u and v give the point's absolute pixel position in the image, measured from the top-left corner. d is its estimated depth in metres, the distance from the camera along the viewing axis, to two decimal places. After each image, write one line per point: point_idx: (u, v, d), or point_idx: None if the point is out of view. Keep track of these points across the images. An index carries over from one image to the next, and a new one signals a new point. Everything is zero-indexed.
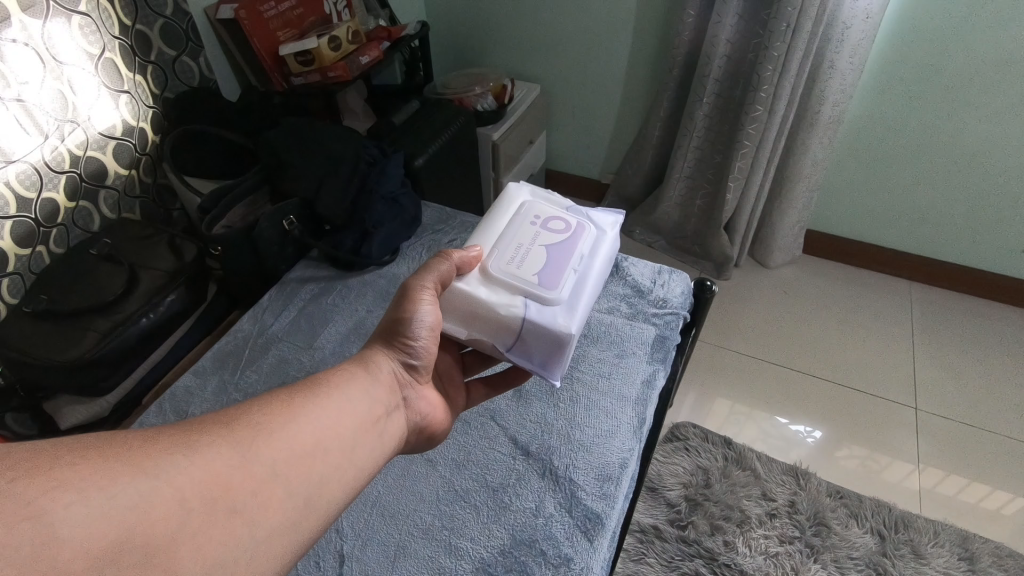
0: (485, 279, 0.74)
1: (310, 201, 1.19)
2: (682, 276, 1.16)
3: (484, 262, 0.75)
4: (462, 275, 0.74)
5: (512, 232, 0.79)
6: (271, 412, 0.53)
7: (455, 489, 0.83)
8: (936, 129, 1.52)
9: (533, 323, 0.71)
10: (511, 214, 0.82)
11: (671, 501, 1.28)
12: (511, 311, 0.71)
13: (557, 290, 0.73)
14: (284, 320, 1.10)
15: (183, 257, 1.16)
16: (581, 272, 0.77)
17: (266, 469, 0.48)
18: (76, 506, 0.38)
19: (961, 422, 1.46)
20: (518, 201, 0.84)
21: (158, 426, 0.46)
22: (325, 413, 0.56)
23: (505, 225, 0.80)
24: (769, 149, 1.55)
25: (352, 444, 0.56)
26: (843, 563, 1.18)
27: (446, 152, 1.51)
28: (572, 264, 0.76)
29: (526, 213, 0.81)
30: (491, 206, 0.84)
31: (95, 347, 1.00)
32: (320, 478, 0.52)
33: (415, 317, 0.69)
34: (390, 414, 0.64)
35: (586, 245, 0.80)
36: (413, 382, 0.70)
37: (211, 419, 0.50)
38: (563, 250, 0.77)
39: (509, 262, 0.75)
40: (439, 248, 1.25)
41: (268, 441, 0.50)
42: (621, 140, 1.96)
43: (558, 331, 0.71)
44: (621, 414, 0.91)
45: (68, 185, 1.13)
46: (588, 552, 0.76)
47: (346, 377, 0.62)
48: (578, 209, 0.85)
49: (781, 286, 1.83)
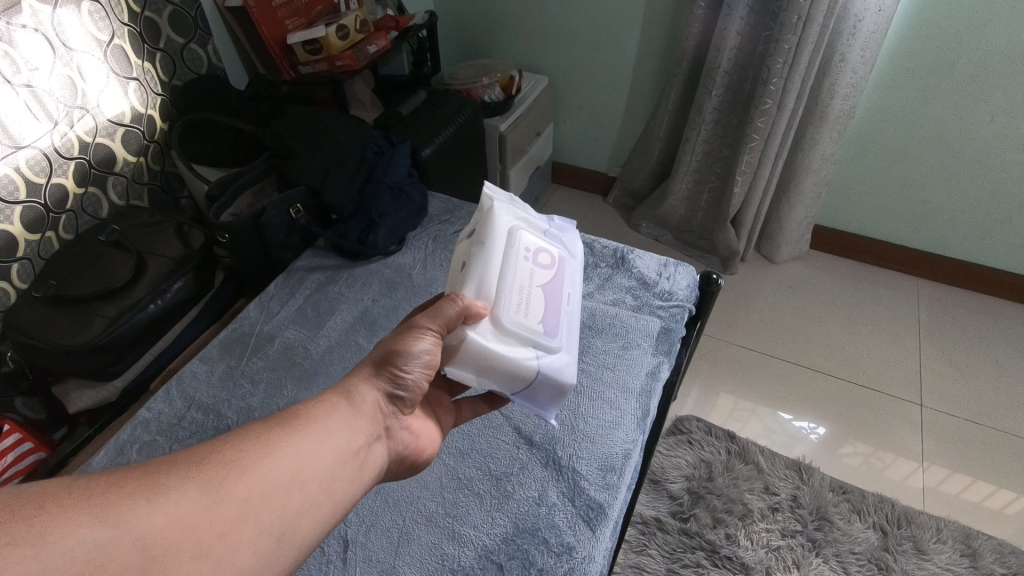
0: (497, 331, 0.70)
1: (317, 190, 1.20)
2: (689, 268, 1.17)
3: (495, 312, 0.71)
4: (475, 324, 0.68)
5: (513, 272, 0.75)
6: (243, 449, 0.51)
7: (458, 478, 0.83)
8: (947, 125, 1.51)
9: (546, 375, 0.72)
10: (504, 243, 0.76)
11: (674, 494, 1.29)
12: (526, 364, 0.70)
13: (557, 339, 0.75)
14: (291, 308, 1.11)
15: (191, 244, 1.16)
16: (569, 312, 0.80)
17: (236, 511, 0.47)
18: (31, 562, 0.36)
19: (967, 420, 1.45)
20: (503, 224, 0.78)
21: (123, 468, 0.45)
22: (302, 448, 0.55)
23: (504, 260, 0.75)
24: (778, 142, 1.54)
25: (329, 480, 0.55)
26: (844, 558, 1.18)
27: (454, 142, 1.50)
28: (564, 306, 0.79)
29: (518, 244, 0.78)
30: (477, 232, 0.76)
31: (104, 332, 1.01)
32: (297, 514, 0.51)
33: (414, 353, 0.65)
34: (373, 444, 0.62)
35: (569, 280, 0.83)
36: (401, 410, 0.68)
37: (180, 458, 0.48)
38: (557, 291, 0.79)
39: (519, 312, 0.72)
40: (445, 238, 1.24)
41: (238, 481, 0.49)
42: (628, 133, 1.95)
43: (563, 381, 0.74)
44: (625, 405, 0.92)
45: (78, 171, 1.14)
46: (590, 541, 0.77)
47: (328, 406, 0.61)
48: (550, 234, 0.87)
49: (788, 281, 1.82)
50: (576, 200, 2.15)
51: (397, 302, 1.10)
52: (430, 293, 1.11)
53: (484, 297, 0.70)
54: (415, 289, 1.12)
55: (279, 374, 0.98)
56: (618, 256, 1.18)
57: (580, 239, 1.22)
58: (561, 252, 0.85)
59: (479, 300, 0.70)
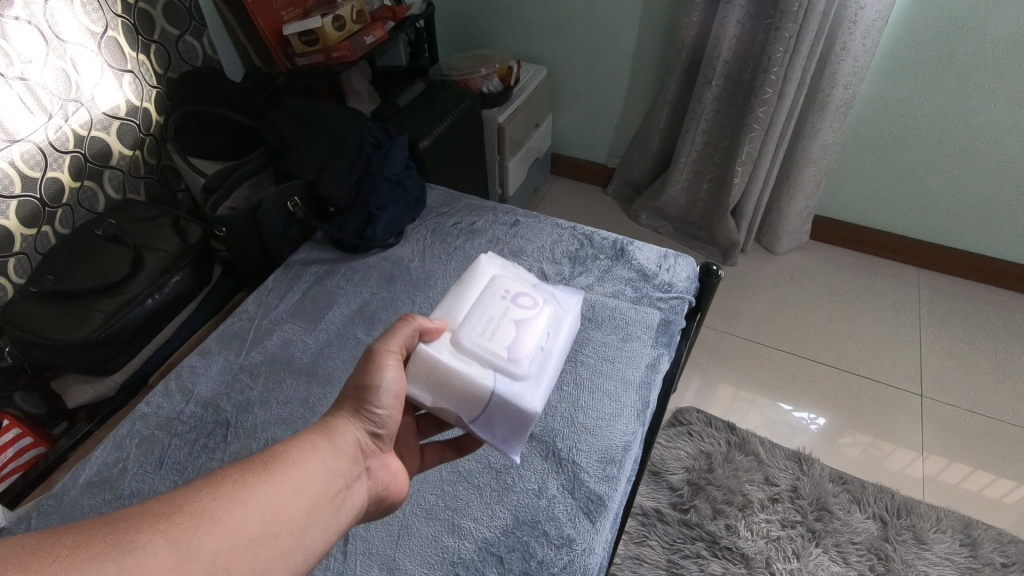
0: (455, 348, 0.74)
1: (314, 183, 1.19)
2: (688, 260, 1.16)
3: (455, 334, 0.76)
4: (429, 341, 0.73)
5: (482, 308, 0.80)
6: (216, 496, 0.48)
7: (458, 471, 0.83)
8: (948, 114, 1.50)
9: (501, 396, 0.72)
10: (481, 287, 0.84)
11: (674, 485, 1.29)
12: (481, 384, 0.72)
13: (522, 367, 0.76)
14: (289, 301, 1.10)
15: (188, 238, 1.16)
16: (546, 351, 0.81)
17: (208, 566, 0.44)
18: None
19: (967, 410, 1.45)
20: (486, 275, 0.86)
21: (82, 523, 0.41)
22: (279, 494, 0.52)
23: (474, 300, 0.81)
24: (779, 132, 1.53)
25: (305, 528, 0.52)
26: (844, 548, 1.19)
27: (451, 134, 1.49)
28: (539, 343, 0.80)
29: (496, 289, 0.83)
30: (457, 282, 0.85)
31: (102, 327, 1.01)
32: (269, 567, 0.48)
33: (384, 385, 0.66)
34: (350, 486, 0.60)
35: (553, 323, 0.84)
36: (377, 451, 0.66)
37: (146, 510, 0.44)
38: (534, 327, 0.80)
39: (480, 336, 0.76)
40: (444, 231, 1.23)
41: (210, 534, 0.45)
42: (627, 123, 1.94)
43: (523, 406, 0.73)
44: (625, 397, 0.92)
45: (73, 165, 1.13)
46: (590, 533, 0.77)
47: (304, 445, 0.58)
48: (543, 287, 0.90)
49: (788, 272, 1.81)
50: (575, 192, 2.13)
51: (395, 296, 1.09)
52: (428, 286, 1.11)
53: (442, 320, 0.77)
54: (413, 282, 1.12)
55: (278, 368, 0.98)
56: (617, 247, 1.17)
57: (579, 231, 1.21)
58: (549, 300, 0.86)
59: (434, 322, 0.76)
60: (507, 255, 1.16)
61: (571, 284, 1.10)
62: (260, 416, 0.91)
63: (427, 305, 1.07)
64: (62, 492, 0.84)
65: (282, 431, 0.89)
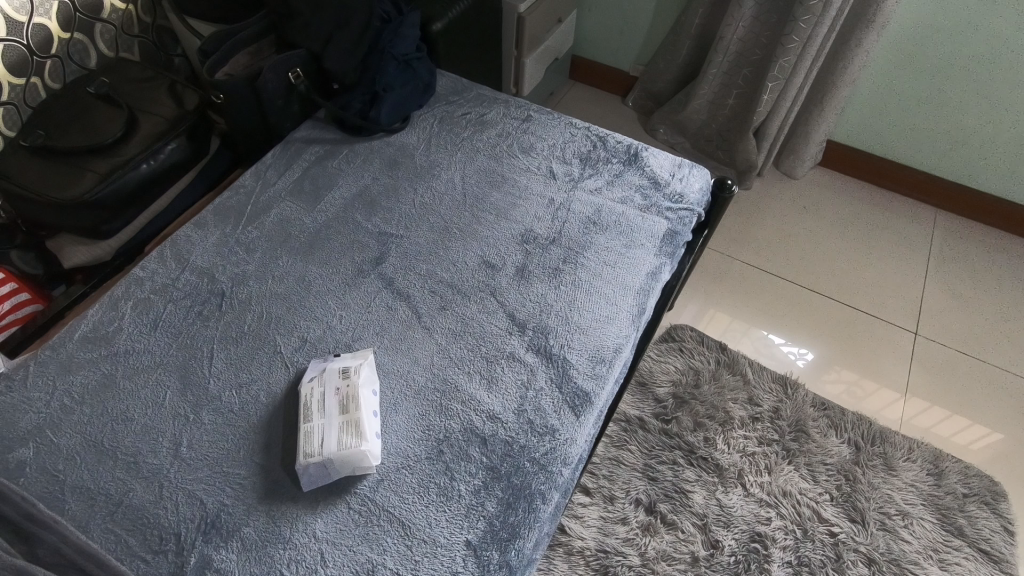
0: (310, 449, 0.72)
1: (318, 54, 1.12)
2: (703, 172, 1.12)
3: (307, 451, 0.72)
4: (309, 479, 0.72)
5: (322, 404, 0.75)
6: None
7: (449, 356, 0.84)
8: (995, 44, 1.41)
9: (342, 458, 0.71)
10: (321, 389, 0.77)
11: (659, 397, 1.32)
12: (327, 457, 0.71)
13: (362, 425, 0.73)
14: (288, 179, 1.06)
15: (184, 104, 1.12)
16: (371, 399, 0.77)
17: None
18: None
19: (957, 351, 1.47)
20: (322, 377, 0.78)
21: None
22: None
23: (317, 405, 0.75)
24: (817, 47, 1.44)
25: None
26: (815, 467, 1.23)
27: (468, 18, 1.39)
28: (364, 398, 0.76)
29: (329, 381, 0.77)
30: (302, 407, 0.76)
31: (96, 188, 0.99)
32: None
33: None
34: None
35: (340, 377, 0.77)
36: None
37: None
38: (355, 392, 0.76)
39: (323, 428, 0.73)
40: (452, 120, 1.17)
41: None
42: (657, 27, 1.81)
43: (356, 453, 0.71)
44: (622, 302, 0.91)
45: (62, 13, 1.06)
46: (573, 425, 0.79)
47: None
48: (321, 363, 0.81)
49: (802, 201, 1.76)
50: (593, 99, 2.03)
51: (397, 183, 1.06)
52: (431, 176, 1.07)
53: (302, 448, 0.72)
54: (417, 171, 1.08)
55: (275, 245, 0.96)
56: (631, 152, 1.13)
57: (593, 132, 1.16)
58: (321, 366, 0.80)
59: (303, 460, 0.71)
60: (516, 151, 1.11)
61: (580, 185, 1.06)
62: (255, 289, 0.91)
63: (430, 195, 1.04)
64: (59, 345, 0.85)
65: (277, 306, 0.89)
